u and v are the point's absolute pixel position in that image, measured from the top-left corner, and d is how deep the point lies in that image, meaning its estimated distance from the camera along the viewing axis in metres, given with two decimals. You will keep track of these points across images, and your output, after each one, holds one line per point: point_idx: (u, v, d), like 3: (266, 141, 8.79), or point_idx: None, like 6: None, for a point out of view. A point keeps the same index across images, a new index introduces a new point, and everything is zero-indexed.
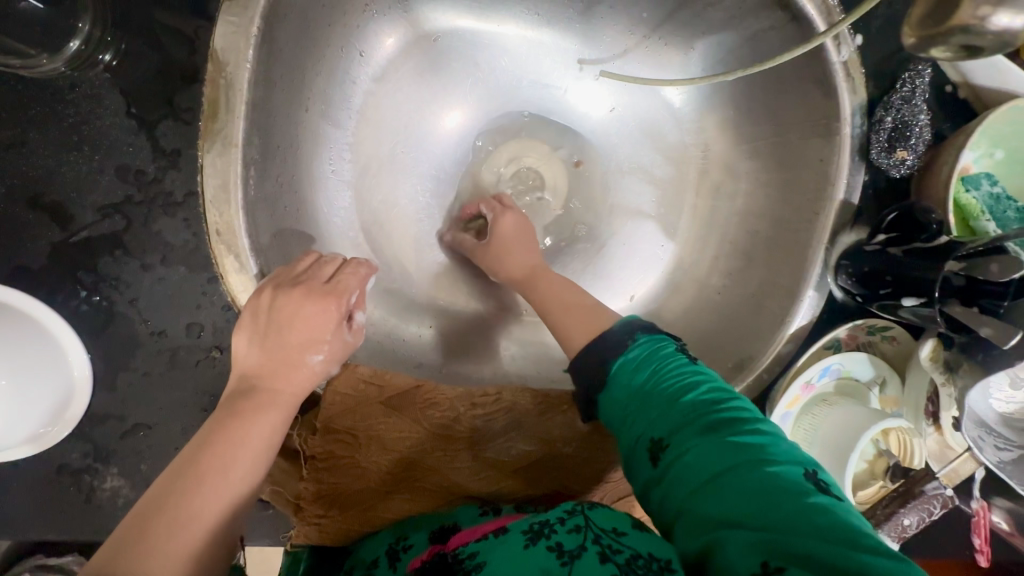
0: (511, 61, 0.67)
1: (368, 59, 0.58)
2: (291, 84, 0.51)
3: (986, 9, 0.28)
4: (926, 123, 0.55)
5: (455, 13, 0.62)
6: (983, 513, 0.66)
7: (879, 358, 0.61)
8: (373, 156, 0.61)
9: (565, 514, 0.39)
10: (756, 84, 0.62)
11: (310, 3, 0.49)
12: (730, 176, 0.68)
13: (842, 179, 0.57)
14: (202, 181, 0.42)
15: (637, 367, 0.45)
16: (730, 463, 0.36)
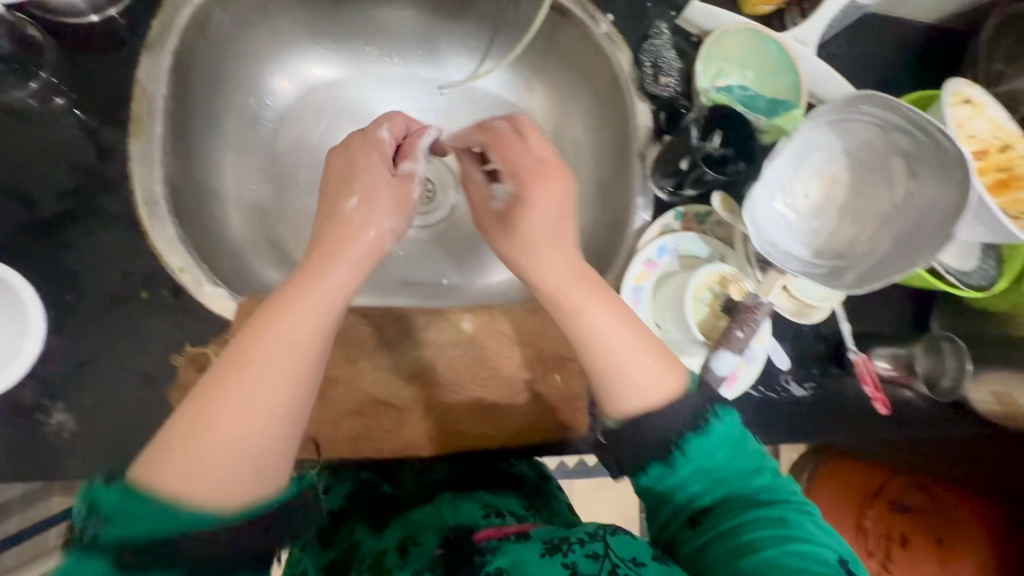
0: (388, 94, 0.85)
1: (270, 105, 0.77)
2: (206, 116, 0.69)
3: None
4: (673, 57, 0.74)
5: (332, 65, 0.81)
6: (864, 362, 0.73)
7: (714, 239, 0.72)
8: (283, 175, 0.77)
9: (590, 536, 0.54)
10: (563, 70, 0.82)
11: (212, 60, 0.69)
12: (573, 146, 0.85)
13: (634, 111, 0.74)
14: (131, 166, 0.59)
15: (711, 449, 0.53)
16: (782, 542, 0.49)
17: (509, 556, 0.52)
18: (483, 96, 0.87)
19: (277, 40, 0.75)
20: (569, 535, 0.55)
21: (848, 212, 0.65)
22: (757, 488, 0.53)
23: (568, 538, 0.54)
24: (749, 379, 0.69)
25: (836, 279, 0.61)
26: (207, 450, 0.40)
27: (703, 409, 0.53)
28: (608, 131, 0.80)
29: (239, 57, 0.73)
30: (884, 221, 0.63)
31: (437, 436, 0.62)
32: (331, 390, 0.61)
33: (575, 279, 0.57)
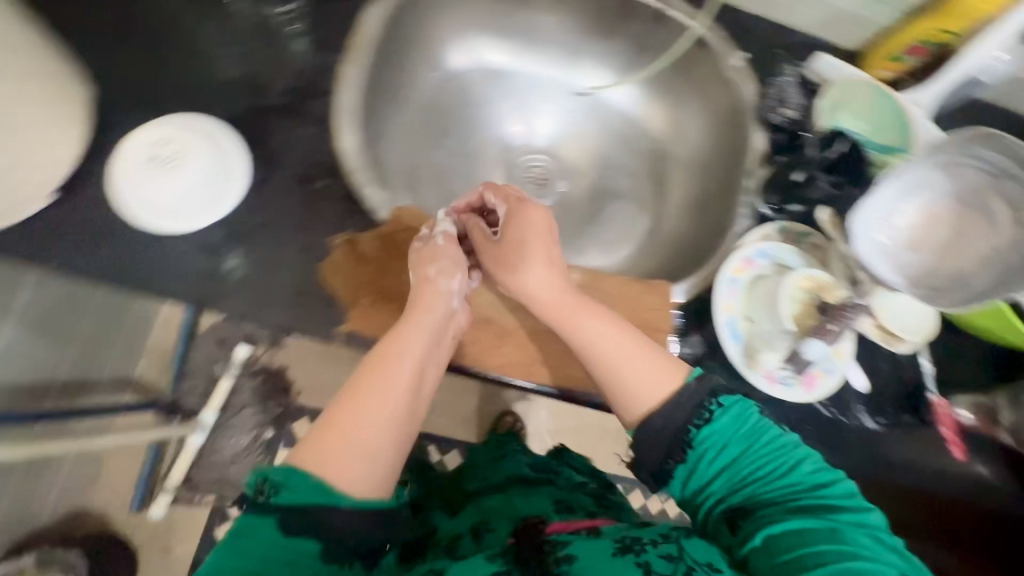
0: (538, 87, 0.97)
1: (440, 73, 0.91)
2: (393, 67, 0.83)
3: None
4: (794, 98, 0.84)
5: (500, 53, 0.94)
6: (943, 404, 0.74)
7: (810, 258, 0.77)
8: (430, 132, 0.91)
9: (662, 539, 0.58)
10: (690, 96, 0.92)
11: (411, 24, 0.83)
12: (682, 164, 0.95)
13: (750, 136, 0.83)
14: (337, 83, 0.72)
15: (722, 443, 0.59)
16: (834, 549, 0.52)
17: (578, 550, 0.57)
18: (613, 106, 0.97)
19: (463, 22, 0.90)
20: (643, 535, 0.58)
21: (953, 247, 0.69)
22: (790, 486, 0.57)
23: (641, 540, 0.58)
24: (828, 391, 0.73)
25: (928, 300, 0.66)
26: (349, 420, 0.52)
27: (703, 403, 0.59)
28: (720, 153, 0.89)
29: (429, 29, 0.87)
30: (986, 262, 0.67)
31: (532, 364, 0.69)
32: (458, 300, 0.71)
33: (553, 302, 0.64)
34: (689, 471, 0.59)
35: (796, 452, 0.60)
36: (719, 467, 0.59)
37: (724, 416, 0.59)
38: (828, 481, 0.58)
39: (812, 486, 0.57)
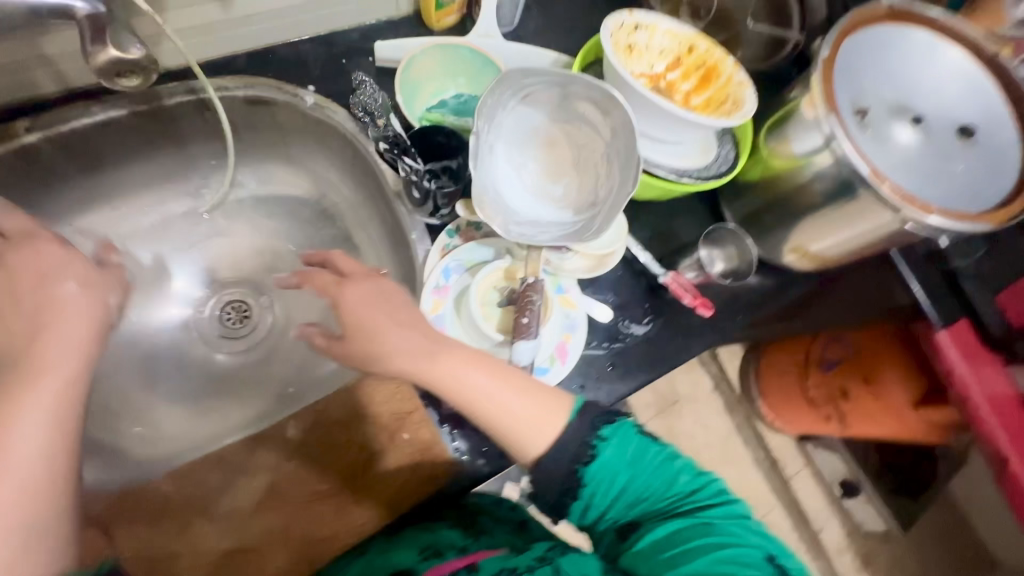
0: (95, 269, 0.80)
1: None
2: None
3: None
4: (382, 100, 0.77)
5: (57, 261, 0.78)
6: (676, 281, 0.78)
7: (496, 237, 0.74)
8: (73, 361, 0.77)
9: (537, 564, 0.59)
10: (287, 144, 0.83)
11: None
12: (337, 189, 0.87)
13: (372, 161, 0.76)
14: None
15: (614, 469, 0.56)
16: (708, 531, 0.54)
17: None
18: (177, 220, 0.85)
19: None
20: (518, 565, 0.59)
21: (576, 162, 0.69)
22: (675, 468, 0.58)
23: (518, 569, 0.58)
24: (580, 347, 0.71)
25: (577, 235, 0.65)
26: (458, 383, 0.57)
27: (587, 438, 0.56)
28: (371, 186, 0.82)
29: None
30: (609, 159, 0.67)
31: (344, 527, 0.61)
32: (179, 561, 0.57)
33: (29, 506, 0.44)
34: (603, 481, 0.56)
35: (647, 441, 0.58)
36: (612, 490, 0.56)
37: (610, 445, 0.56)
38: (685, 478, 0.58)
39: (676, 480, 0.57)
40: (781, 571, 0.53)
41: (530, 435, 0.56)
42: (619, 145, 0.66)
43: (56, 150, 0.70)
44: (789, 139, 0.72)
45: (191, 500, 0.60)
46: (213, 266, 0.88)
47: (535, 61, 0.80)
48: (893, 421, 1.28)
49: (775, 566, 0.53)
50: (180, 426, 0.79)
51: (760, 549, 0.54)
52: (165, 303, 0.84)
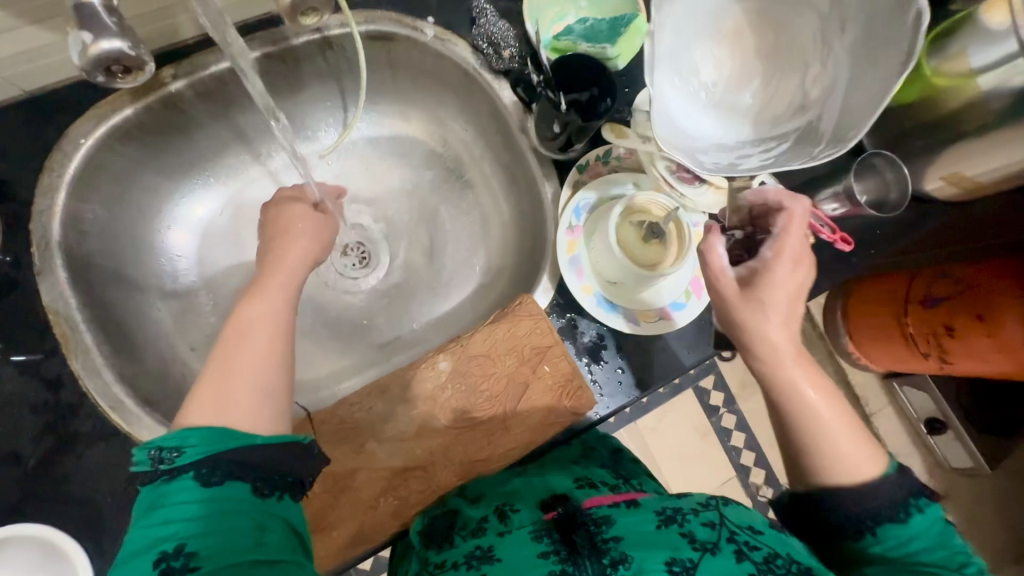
0: (228, 212, 0.82)
1: (212, 262, 0.81)
2: (138, 323, 0.71)
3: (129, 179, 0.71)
4: (505, 29, 0.74)
5: (193, 203, 0.80)
6: (814, 214, 0.74)
7: (625, 172, 0.73)
8: (219, 300, 0.79)
9: (701, 506, 0.55)
10: (403, 81, 0.82)
11: (113, 262, 0.71)
12: (450, 127, 0.87)
13: (497, 96, 0.74)
14: (84, 383, 0.61)
15: (909, 540, 0.48)
16: None
17: (616, 517, 0.55)
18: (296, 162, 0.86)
19: (148, 206, 0.75)
20: (682, 506, 0.56)
21: (766, 67, 0.64)
22: None
23: (681, 509, 0.55)
24: None
25: (812, 141, 0.60)
26: (803, 396, 0.53)
27: (903, 499, 0.50)
28: (490, 123, 0.80)
29: (144, 194, 0.74)
30: (823, 59, 0.61)
31: (498, 448, 0.66)
32: (356, 479, 0.63)
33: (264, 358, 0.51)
34: (897, 541, 0.49)
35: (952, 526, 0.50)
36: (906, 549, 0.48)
37: (925, 522, 0.49)
38: None
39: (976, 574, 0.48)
40: None
41: (845, 467, 0.51)
42: (839, 25, 0.60)
43: (197, 97, 0.71)
44: (964, 54, 0.66)
45: (361, 423, 0.65)
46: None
47: None
48: (1003, 357, 1.23)
49: None
50: (320, 359, 0.84)
51: None
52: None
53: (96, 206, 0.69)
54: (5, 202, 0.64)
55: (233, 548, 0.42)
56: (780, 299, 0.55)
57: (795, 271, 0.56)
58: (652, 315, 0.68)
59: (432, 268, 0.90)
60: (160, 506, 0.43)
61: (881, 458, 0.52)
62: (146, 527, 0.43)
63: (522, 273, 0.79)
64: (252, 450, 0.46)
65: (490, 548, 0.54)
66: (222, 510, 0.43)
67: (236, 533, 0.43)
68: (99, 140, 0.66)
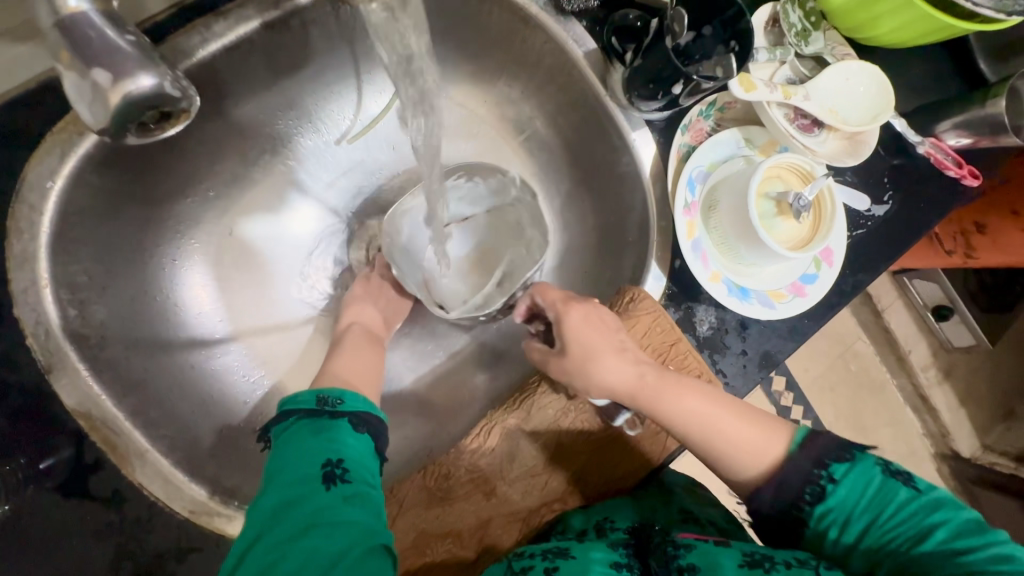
0: (242, 233, 0.67)
1: (234, 297, 0.66)
2: (180, 392, 0.58)
3: (123, 223, 0.55)
4: None
5: (198, 227, 0.63)
6: (937, 150, 0.65)
7: (733, 126, 0.61)
8: (255, 343, 0.66)
9: (796, 561, 0.45)
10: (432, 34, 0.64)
11: (130, 328, 0.56)
12: (490, 87, 0.70)
13: (570, 45, 0.59)
14: (148, 490, 0.50)
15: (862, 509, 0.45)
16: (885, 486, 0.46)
17: (697, 552, 0.47)
18: (315, 155, 0.69)
19: (147, 243, 0.59)
20: (774, 554, 0.46)
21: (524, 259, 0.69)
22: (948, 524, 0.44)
23: (772, 557, 0.46)
24: (842, 245, 0.62)
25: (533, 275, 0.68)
26: (676, 402, 0.52)
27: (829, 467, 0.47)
28: (549, 79, 0.65)
29: (139, 229, 0.58)
30: None
31: (634, 467, 0.60)
32: (489, 529, 0.56)
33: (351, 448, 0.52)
34: (837, 527, 0.46)
35: (924, 508, 0.45)
36: (857, 536, 0.45)
37: (845, 486, 0.46)
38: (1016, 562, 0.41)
39: (952, 557, 0.42)
40: None
41: (733, 458, 0.51)
42: None
43: None
44: None
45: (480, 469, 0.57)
46: (360, 201, 0.72)
47: None
48: None
49: None
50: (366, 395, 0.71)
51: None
52: (315, 264, 0.71)
53: (87, 265, 0.53)
54: None
55: (370, 473, 0.46)
56: (585, 338, 0.55)
57: (590, 317, 0.57)
58: (785, 294, 0.61)
59: None
60: (302, 436, 0.46)
61: (779, 432, 0.51)
62: (290, 453, 0.45)
63: (609, 259, 0.68)
64: (378, 423, 0.51)
65: (567, 548, 0.50)
66: (359, 450, 0.47)
67: (367, 465, 0.46)
68: (70, 178, 0.49)
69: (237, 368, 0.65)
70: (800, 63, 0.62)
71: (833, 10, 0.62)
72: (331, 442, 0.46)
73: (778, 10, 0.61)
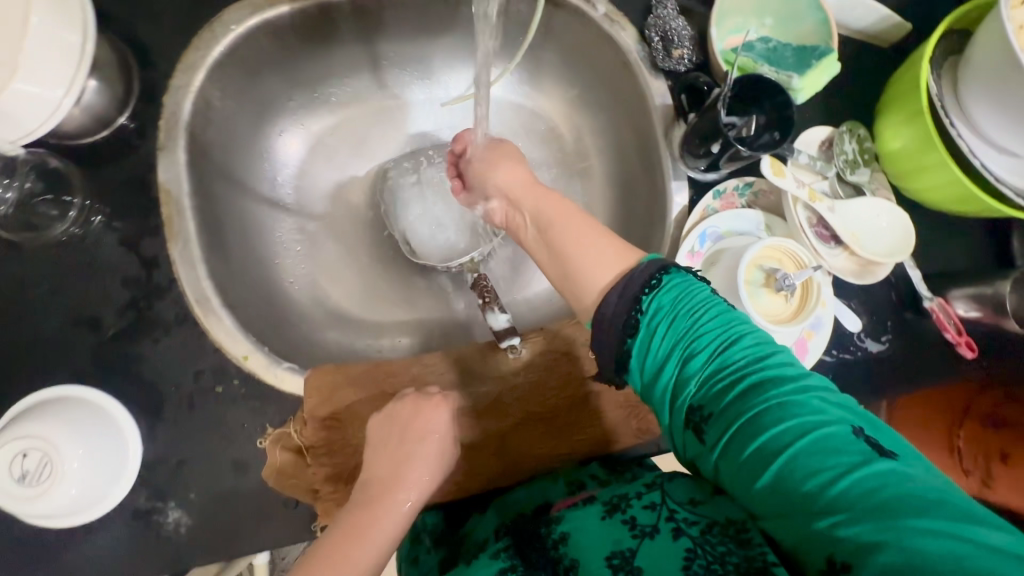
0: (338, 134, 0.80)
1: (306, 176, 0.79)
2: (237, 222, 0.70)
3: (262, 86, 0.71)
4: (682, 25, 0.69)
5: (309, 112, 0.78)
6: (943, 309, 0.68)
7: (760, 209, 0.69)
8: (305, 220, 0.78)
9: (646, 488, 0.49)
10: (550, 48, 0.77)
11: (227, 159, 0.69)
12: (579, 110, 0.82)
13: (651, 93, 0.70)
14: (176, 270, 0.61)
15: (671, 320, 0.47)
16: (703, 301, 0.47)
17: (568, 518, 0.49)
18: (419, 104, 0.83)
19: (269, 106, 0.73)
20: (627, 490, 0.50)
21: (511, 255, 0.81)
22: (766, 355, 0.45)
23: (626, 493, 0.49)
24: (820, 349, 0.66)
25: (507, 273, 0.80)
26: (556, 216, 0.56)
27: (642, 287, 0.48)
28: (626, 117, 0.76)
29: (269, 93, 0.72)
30: None
31: (553, 453, 0.64)
32: None
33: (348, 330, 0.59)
34: (659, 330, 0.47)
35: (730, 316, 0.47)
36: (670, 351, 0.47)
37: (668, 293, 0.48)
38: (803, 374, 0.44)
39: (751, 362, 0.45)
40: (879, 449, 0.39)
41: (589, 274, 0.52)
42: None
43: (351, 13, 0.69)
44: None
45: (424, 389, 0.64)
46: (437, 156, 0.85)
47: (859, 20, 0.70)
48: None
49: (860, 434, 0.40)
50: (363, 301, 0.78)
51: (819, 396, 0.42)
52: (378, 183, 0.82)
53: (227, 97, 0.67)
54: (144, 68, 0.63)
55: None
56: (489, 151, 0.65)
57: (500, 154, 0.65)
58: None
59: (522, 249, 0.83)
60: None
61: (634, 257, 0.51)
62: None
63: None
64: None
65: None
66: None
67: None
68: (248, 31, 0.65)
69: (283, 228, 0.76)
70: (840, 185, 0.69)
71: (886, 154, 0.69)
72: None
73: (834, 136, 0.69)
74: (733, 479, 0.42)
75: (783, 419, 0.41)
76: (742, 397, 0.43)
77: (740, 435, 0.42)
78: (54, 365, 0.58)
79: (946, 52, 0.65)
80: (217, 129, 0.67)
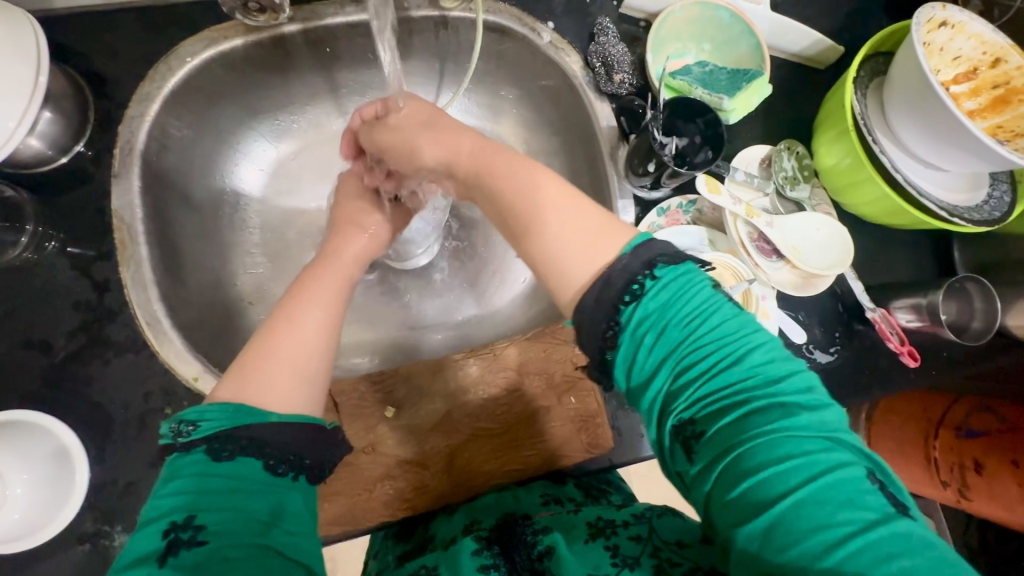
0: (296, 157, 0.82)
1: (265, 199, 0.80)
2: (193, 244, 0.71)
3: (219, 114, 0.73)
4: (623, 50, 0.72)
5: (268, 137, 0.80)
6: (883, 319, 0.70)
7: (704, 225, 0.71)
8: (264, 242, 0.79)
9: (633, 519, 0.50)
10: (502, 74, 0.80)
11: (183, 184, 0.71)
12: (533, 132, 0.84)
13: (595, 114, 0.72)
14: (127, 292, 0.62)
15: (666, 326, 0.42)
16: (710, 305, 0.43)
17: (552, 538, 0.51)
18: None
19: (227, 132, 0.75)
20: (615, 518, 0.51)
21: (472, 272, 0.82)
22: (775, 375, 0.40)
23: (613, 522, 0.50)
24: None
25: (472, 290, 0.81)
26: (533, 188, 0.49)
27: (637, 275, 0.43)
28: (576, 138, 0.78)
29: (227, 120, 0.74)
30: None
31: (505, 469, 0.65)
32: (360, 460, 0.63)
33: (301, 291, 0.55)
34: (652, 332, 0.42)
35: (736, 323, 0.43)
36: (660, 360, 0.42)
37: (669, 287, 0.42)
38: (811, 401, 0.40)
39: (758, 380, 0.40)
40: (887, 496, 0.36)
41: (568, 263, 0.46)
42: None
43: (304, 43, 0.72)
44: None
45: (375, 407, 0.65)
46: None
47: (790, 44, 0.73)
48: None
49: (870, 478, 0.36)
50: None
51: (830, 430, 0.38)
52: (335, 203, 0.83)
53: (183, 125, 0.70)
54: (102, 99, 0.66)
55: None
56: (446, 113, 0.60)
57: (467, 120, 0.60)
58: None
59: (481, 268, 0.84)
60: None
61: (625, 246, 0.45)
62: None
63: None
64: None
65: (435, 569, 0.51)
66: (255, 490, 0.38)
67: None
68: (203, 62, 0.67)
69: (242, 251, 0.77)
70: (780, 201, 0.72)
71: (823, 170, 0.71)
72: (216, 480, 0.38)
73: (772, 154, 0.71)
74: (725, 511, 0.37)
75: (793, 452, 0.37)
76: (745, 421, 0.38)
77: (742, 463, 0.37)
78: (5, 388, 0.59)
79: (873, 71, 0.68)
80: (173, 156, 0.69)
